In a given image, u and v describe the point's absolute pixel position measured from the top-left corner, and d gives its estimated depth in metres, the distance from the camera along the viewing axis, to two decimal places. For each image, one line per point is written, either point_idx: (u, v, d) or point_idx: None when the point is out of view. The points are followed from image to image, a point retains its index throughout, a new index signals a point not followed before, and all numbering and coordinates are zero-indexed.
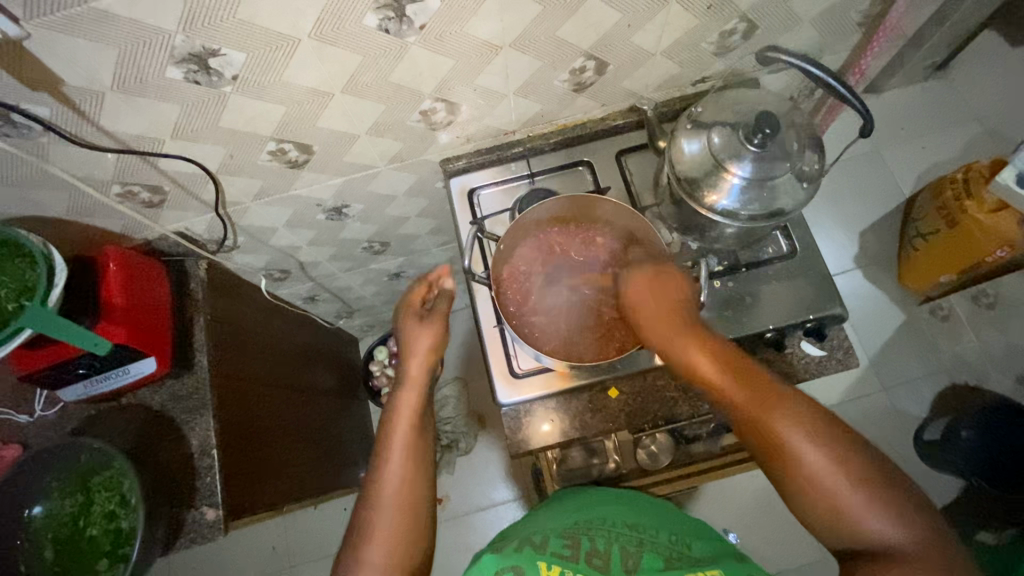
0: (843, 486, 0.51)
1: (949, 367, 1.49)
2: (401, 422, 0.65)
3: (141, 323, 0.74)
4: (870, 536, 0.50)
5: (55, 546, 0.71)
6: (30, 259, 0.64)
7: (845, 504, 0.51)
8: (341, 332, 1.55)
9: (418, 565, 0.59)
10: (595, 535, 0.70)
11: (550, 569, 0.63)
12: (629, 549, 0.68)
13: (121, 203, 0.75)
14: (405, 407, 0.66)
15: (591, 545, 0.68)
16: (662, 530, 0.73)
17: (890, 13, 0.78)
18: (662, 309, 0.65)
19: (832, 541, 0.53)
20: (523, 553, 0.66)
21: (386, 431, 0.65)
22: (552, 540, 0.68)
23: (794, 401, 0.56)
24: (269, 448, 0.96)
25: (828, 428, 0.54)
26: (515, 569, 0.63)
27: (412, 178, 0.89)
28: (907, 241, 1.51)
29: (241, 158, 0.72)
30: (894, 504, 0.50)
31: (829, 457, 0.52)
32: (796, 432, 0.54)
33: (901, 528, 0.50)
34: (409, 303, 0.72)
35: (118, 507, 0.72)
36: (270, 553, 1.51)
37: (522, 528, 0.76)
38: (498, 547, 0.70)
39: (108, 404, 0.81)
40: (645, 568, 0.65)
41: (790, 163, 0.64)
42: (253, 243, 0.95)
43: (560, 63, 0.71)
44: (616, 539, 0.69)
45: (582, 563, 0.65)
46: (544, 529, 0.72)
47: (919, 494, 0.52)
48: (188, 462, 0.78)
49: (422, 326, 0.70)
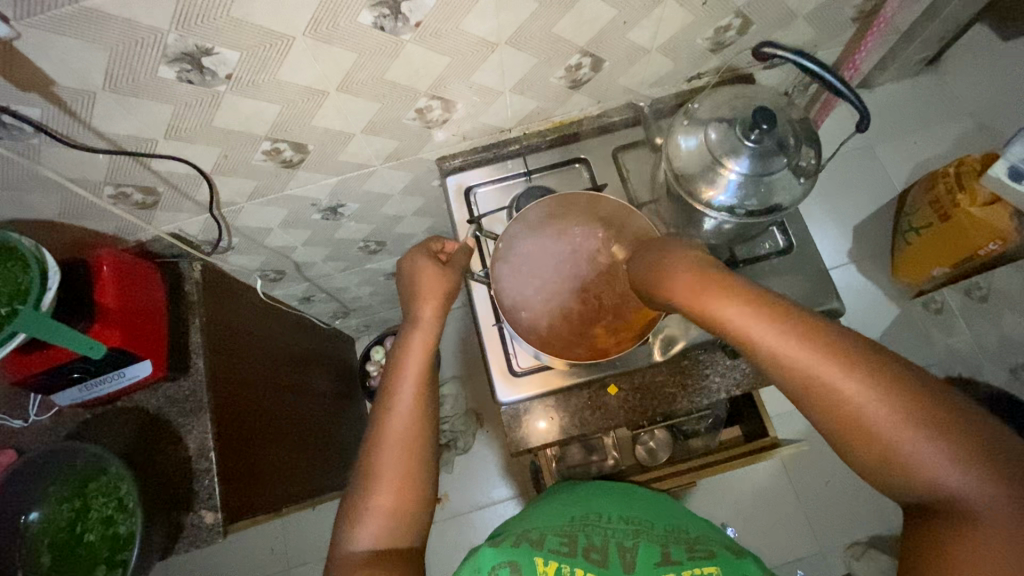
0: (885, 420, 0.43)
1: (943, 359, 1.51)
2: (411, 364, 0.65)
3: (136, 326, 0.74)
4: (940, 489, 0.42)
5: (52, 552, 0.70)
6: (22, 263, 0.63)
7: (898, 448, 0.43)
8: (337, 333, 1.54)
9: (422, 511, 0.59)
10: (591, 531, 0.68)
11: (547, 564, 0.61)
12: (626, 543, 0.66)
13: (114, 205, 0.74)
14: (415, 351, 0.66)
15: (587, 539, 0.66)
16: (658, 525, 0.71)
17: (883, 9, 0.78)
18: (663, 265, 0.58)
19: (892, 492, 0.45)
20: (519, 548, 0.64)
21: (394, 374, 0.65)
22: (549, 537, 0.66)
23: (822, 332, 0.48)
24: (266, 450, 0.96)
25: (870, 359, 0.45)
26: (512, 564, 0.60)
27: (408, 177, 0.88)
28: (900, 235, 1.52)
29: (236, 158, 0.71)
30: (962, 444, 0.41)
31: (868, 390, 0.44)
32: (827, 367, 0.46)
33: (967, 470, 0.41)
34: (423, 255, 0.72)
35: (116, 512, 0.71)
36: (269, 555, 1.51)
37: (515, 526, 0.74)
38: (494, 542, 0.67)
39: (103, 408, 0.80)
40: (642, 561, 0.63)
41: (787, 159, 0.65)
42: (248, 244, 0.94)
43: (556, 60, 0.71)
44: (612, 535, 0.68)
45: (580, 556, 0.63)
46: (540, 528, 0.70)
47: (995, 425, 0.42)
48: (185, 466, 0.77)
49: (433, 272, 0.70)
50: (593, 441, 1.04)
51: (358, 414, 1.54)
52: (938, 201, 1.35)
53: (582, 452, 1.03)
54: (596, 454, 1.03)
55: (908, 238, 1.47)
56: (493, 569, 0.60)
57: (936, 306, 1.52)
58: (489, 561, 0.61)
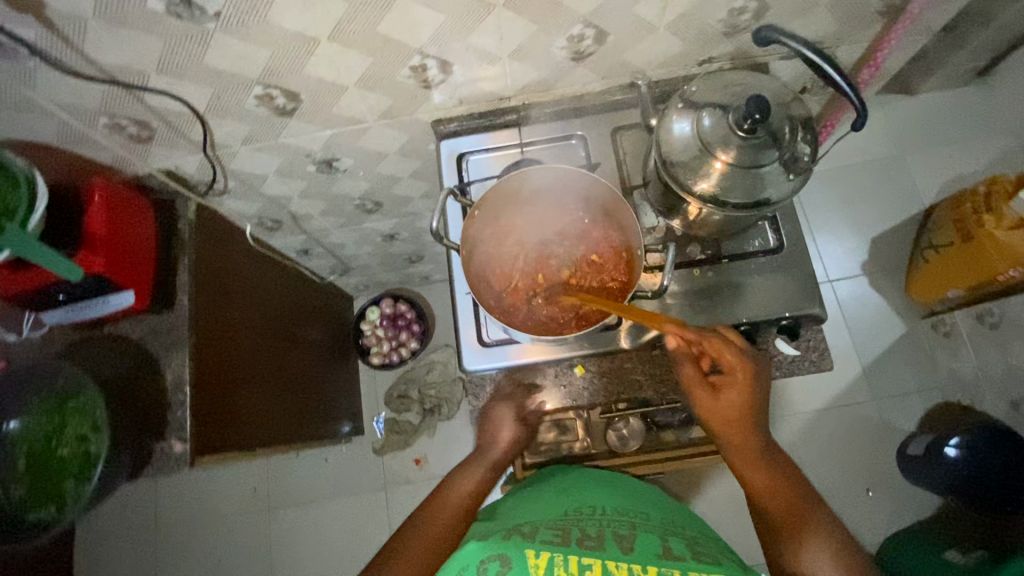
0: None
1: (944, 383, 1.46)
2: (456, 506, 0.74)
3: (125, 256, 0.76)
4: None
5: (28, 459, 0.71)
6: (13, 182, 0.64)
7: None
8: (336, 289, 1.56)
9: None
10: (586, 526, 0.70)
11: (538, 558, 0.61)
12: (623, 535, 0.68)
13: (110, 135, 0.76)
14: (459, 494, 0.75)
15: (581, 533, 0.68)
16: (652, 520, 0.74)
17: (913, 7, 0.74)
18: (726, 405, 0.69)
19: None
20: (511, 542, 0.64)
21: (434, 505, 0.73)
22: (541, 533, 0.67)
23: (823, 522, 0.66)
24: (242, 394, 0.99)
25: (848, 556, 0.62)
26: (501, 559, 0.61)
27: (403, 137, 0.88)
28: (920, 252, 1.47)
29: (228, 100, 0.72)
30: None
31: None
32: (816, 550, 0.63)
33: None
34: (506, 405, 0.79)
35: (89, 431, 0.75)
36: (251, 493, 1.57)
37: (505, 519, 0.76)
38: (484, 534, 0.68)
39: (94, 331, 0.83)
40: (642, 549, 0.64)
41: (780, 152, 0.62)
42: (244, 189, 0.95)
43: (558, 28, 0.69)
44: (608, 528, 0.70)
45: (573, 547, 0.64)
46: (532, 523, 0.71)
47: None
48: (163, 396, 0.80)
49: (507, 420, 0.79)
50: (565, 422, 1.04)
51: (349, 371, 1.57)
52: (962, 220, 1.29)
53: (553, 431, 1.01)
54: (567, 434, 1.04)
55: (927, 256, 1.42)
56: (482, 562, 0.61)
57: (945, 329, 1.47)
58: (476, 554, 0.62)
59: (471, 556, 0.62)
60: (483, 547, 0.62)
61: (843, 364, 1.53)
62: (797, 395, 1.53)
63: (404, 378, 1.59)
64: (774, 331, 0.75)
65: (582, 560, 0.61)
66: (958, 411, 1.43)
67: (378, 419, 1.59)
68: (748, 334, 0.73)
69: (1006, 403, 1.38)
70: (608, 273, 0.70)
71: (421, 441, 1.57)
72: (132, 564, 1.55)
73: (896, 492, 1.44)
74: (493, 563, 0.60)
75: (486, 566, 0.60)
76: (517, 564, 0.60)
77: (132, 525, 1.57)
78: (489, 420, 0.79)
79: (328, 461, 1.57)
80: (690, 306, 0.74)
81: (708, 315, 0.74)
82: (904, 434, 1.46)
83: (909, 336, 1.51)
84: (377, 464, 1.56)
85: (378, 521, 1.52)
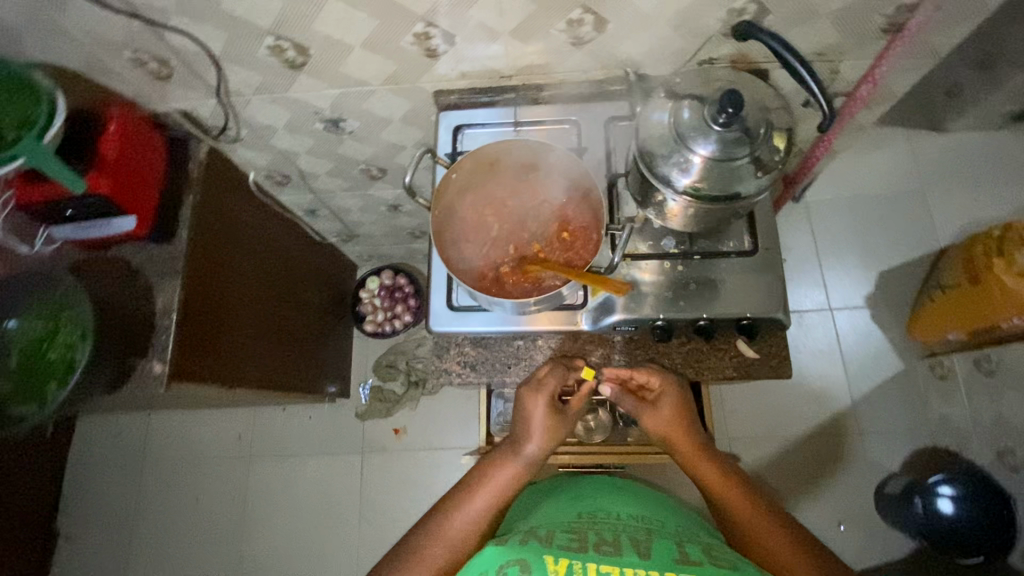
0: None
1: (934, 427, 1.44)
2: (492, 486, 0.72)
3: (130, 182, 0.81)
4: None
5: (19, 357, 0.80)
6: (37, 97, 0.70)
7: None
8: (340, 255, 1.61)
9: None
10: (600, 530, 0.70)
11: (557, 563, 0.61)
12: (639, 539, 0.68)
13: (133, 68, 0.81)
14: (500, 477, 0.73)
15: (597, 538, 0.68)
16: (667, 524, 0.74)
17: (920, 30, 0.74)
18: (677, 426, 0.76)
19: None
20: (528, 547, 0.64)
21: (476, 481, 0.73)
22: (557, 538, 0.68)
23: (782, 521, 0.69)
24: (234, 334, 1.05)
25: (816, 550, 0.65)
26: (520, 563, 0.61)
27: (407, 105, 0.91)
28: (927, 291, 1.44)
29: (241, 47, 0.76)
30: None
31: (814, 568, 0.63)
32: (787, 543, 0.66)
33: None
34: (563, 371, 0.75)
35: (77, 340, 0.80)
36: (235, 440, 1.63)
37: (520, 526, 0.76)
38: (502, 540, 0.68)
39: (97, 253, 0.89)
40: (658, 554, 0.64)
41: (753, 149, 0.63)
42: (254, 139, 1.00)
43: (558, 9, 0.71)
44: (623, 532, 0.70)
45: (590, 552, 0.64)
46: (548, 527, 0.72)
47: None
48: (149, 319, 0.86)
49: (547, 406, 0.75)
50: None
51: (343, 335, 1.62)
52: (972, 262, 1.26)
53: None
54: None
55: (933, 295, 1.39)
56: (502, 566, 0.61)
57: (942, 372, 1.45)
58: (496, 559, 0.62)
59: (491, 561, 0.62)
60: (503, 552, 0.63)
61: (833, 394, 1.51)
62: (781, 419, 1.51)
63: (394, 349, 1.63)
64: (733, 331, 0.76)
65: (600, 566, 0.61)
66: (943, 455, 1.41)
67: (363, 386, 1.63)
68: (707, 330, 0.74)
69: (992, 452, 1.38)
70: (576, 250, 0.71)
71: (402, 412, 1.61)
72: (117, 490, 1.62)
73: (871, 531, 1.41)
74: (512, 568, 0.60)
75: (505, 571, 0.60)
76: (536, 568, 0.60)
77: (121, 453, 1.65)
78: (529, 403, 0.75)
79: (312, 419, 1.62)
80: (657, 296, 0.75)
81: (673, 308, 0.74)
82: (885, 473, 1.43)
83: (904, 375, 1.48)
84: (358, 429, 1.61)
85: (351, 483, 1.57)
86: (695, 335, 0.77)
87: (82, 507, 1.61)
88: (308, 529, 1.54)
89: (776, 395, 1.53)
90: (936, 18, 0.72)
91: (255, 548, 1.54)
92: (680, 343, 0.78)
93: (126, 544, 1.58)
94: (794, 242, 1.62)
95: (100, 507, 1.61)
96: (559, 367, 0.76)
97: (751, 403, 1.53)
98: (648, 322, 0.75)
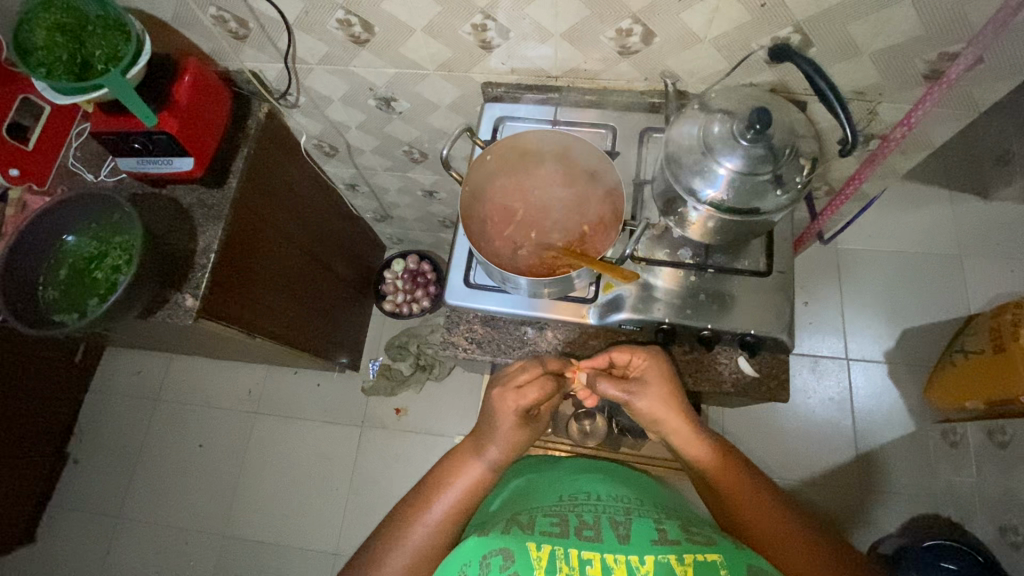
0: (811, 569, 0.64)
1: (938, 495, 1.40)
2: (463, 488, 0.74)
3: (193, 126, 0.87)
4: None
5: (71, 271, 0.88)
6: (127, 37, 0.77)
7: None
8: (372, 233, 1.67)
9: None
10: (581, 512, 0.72)
11: (540, 550, 0.63)
12: (618, 519, 0.70)
13: (214, 26, 0.88)
14: (469, 481, 0.74)
15: (578, 520, 0.69)
16: (647, 504, 0.76)
17: (961, 81, 0.76)
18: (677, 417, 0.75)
19: None
20: (510, 535, 0.65)
21: (442, 485, 0.74)
22: (539, 522, 0.69)
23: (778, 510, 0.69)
24: (262, 285, 1.10)
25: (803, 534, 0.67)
26: (503, 552, 0.62)
27: (456, 92, 0.96)
28: (949, 354, 1.41)
29: (314, 17, 0.83)
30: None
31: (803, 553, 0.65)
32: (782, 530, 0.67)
33: None
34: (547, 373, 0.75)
35: (123, 264, 0.86)
36: (245, 395, 1.69)
37: (503, 513, 0.77)
38: (485, 530, 0.70)
39: (153, 190, 0.97)
40: (637, 535, 0.66)
41: (776, 168, 0.65)
42: (312, 107, 1.07)
43: (609, 18, 0.75)
44: (604, 513, 0.72)
45: (571, 537, 0.66)
46: (529, 511, 0.73)
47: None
48: (191, 257, 0.92)
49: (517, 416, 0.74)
50: None
51: (362, 310, 1.67)
52: (998, 329, 1.24)
53: None
54: None
55: (955, 359, 1.36)
56: (484, 557, 0.62)
57: (955, 439, 1.42)
58: (479, 551, 0.63)
59: (472, 553, 0.63)
60: (484, 543, 0.64)
61: (838, 444, 1.48)
62: (780, 460, 1.49)
63: (408, 332, 1.67)
64: (737, 347, 0.78)
65: (582, 552, 0.63)
66: (946, 525, 1.37)
67: (374, 361, 1.69)
68: (709, 340, 0.76)
69: (995, 527, 1.34)
70: (592, 242, 0.75)
71: (406, 393, 1.64)
72: (129, 423, 1.70)
73: None
74: (495, 559, 0.61)
75: (489, 561, 0.62)
76: (520, 557, 0.61)
77: (139, 389, 1.73)
78: (509, 402, 0.73)
79: (320, 386, 1.68)
80: (664, 303, 0.77)
81: (680, 315, 0.76)
82: (880, 532, 1.40)
83: (915, 437, 1.45)
84: (362, 403, 1.65)
85: (347, 454, 1.61)
86: (698, 344, 0.79)
87: (95, 433, 1.70)
88: (299, 492, 1.58)
89: (779, 436, 1.51)
90: (977, 73, 0.74)
91: (247, 500, 1.59)
92: (681, 349, 0.79)
93: (129, 475, 1.65)
94: (819, 286, 1.60)
95: (111, 436, 1.69)
96: (539, 379, 0.73)
97: (751, 440, 1.51)
98: (654, 324, 0.77)
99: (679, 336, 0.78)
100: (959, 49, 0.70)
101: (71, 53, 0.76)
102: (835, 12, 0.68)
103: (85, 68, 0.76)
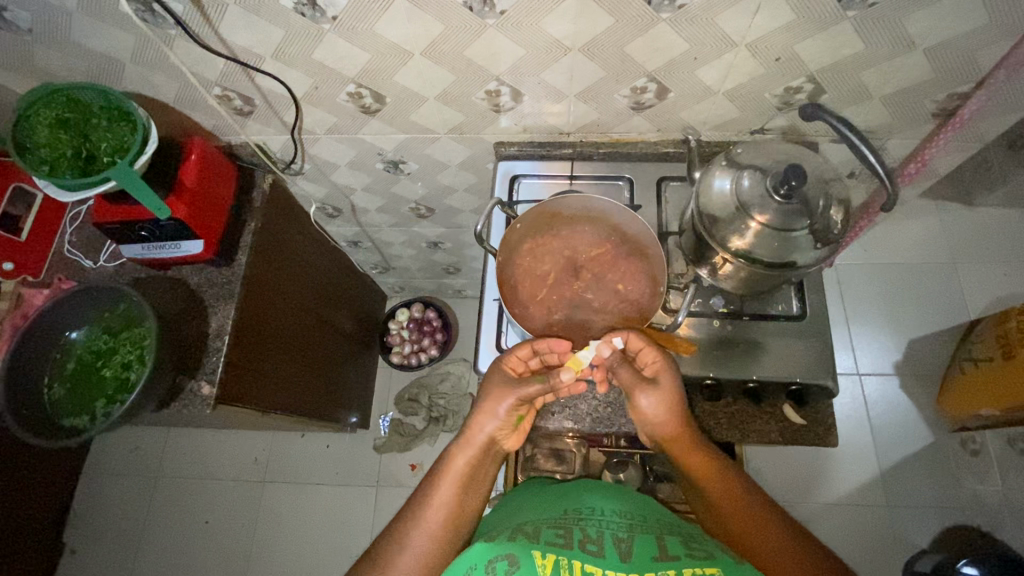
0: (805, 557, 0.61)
1: (965, 505, 1.40)
2: (449, 477, 0.69)
3: (202, 207, 0.84)
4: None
5: (76, 366, 0.83)
6: (133, 126, 0.75)
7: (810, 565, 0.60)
8: (373, 285, 1.64)
9: None
10: (585, 525, 0.70)
11: (544, 558, 0.61)
12: (621, 536, 0.68)
13: (219, 104, 0.86)
14: (456, 466, 0.69)
15: (582, 533, 0.67)
16: (651, 520, 0.73)
17: (963, 110, 0.79)
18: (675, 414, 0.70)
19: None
20: (517, 542, 0.64)
21: (433, 478, 0.69)
22: (544, 532, 0.67)
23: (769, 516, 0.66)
24: (272, 357, 1.06)
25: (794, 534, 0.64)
26: (509, 558, 0.61)
27: (466, 152, 0.96)
28: (958, 361, 1.35)
29: (324, 92, 0.81)
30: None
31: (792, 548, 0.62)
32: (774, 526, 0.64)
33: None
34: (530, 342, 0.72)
35: (134, 360, 0.82)
36: (251, 464, 1.62)
37: (504, 520, 0.74)
38: (491, 537, 0.68)
39: (158, 272, 0.93)
40: (639, 553, 0.64)
41: (811, 221, 0.66)
42: (317, 173, 1.05)
43: (624, 78, 0.75)
44: (606, 530, 0.69)
45: (575, 549, 0.64)
46: (534, 520, 0.71)
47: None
48: (203, 340, 0.88)
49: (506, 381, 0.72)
50: (564, 450, 1.04)
51: (368, 363, 1.63)
52: (1005, 337, 1.16)
53: (549, 459, 1.02)
54: (563, 464, 1.02)
55: (965, 367, 1.30)
56: (490, 561, 0.61)
57: (974, 447, 1.42)
58: (484, 556, 0.62)
59: (478, 558, 0.62)
60: (490, 548, 0.63)
61: (858, 463, 1.49)
62: (803, 483, 1.50)
63: (418, 383, 1.65)
64: (783, 396, 0.77)
65: (585, 565, 0.61)
66: (977, 536, 1.36)
67: (384, 417, 1.65)
68: (757, 392, 0.75)
69: None
70: (630, 303, 0.75)
71: (421, 447, 1.60)
72: (129, 506, 1.61)
73: None
74: (500, 563, 0.60)
75: (495, 565, 0.61)
76: (523, 563, 0.60)
77: (138, 468, 1.64)
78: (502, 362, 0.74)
79: (330, 447, 1.62)
80: (705, 355, 0.77)
81: (723, 367, 0.76)
82: (912, 547, 1.41)
83: (935, 448, 1.45)
84: (374, 461, 1.60)
85: (363, 516, 1.54)
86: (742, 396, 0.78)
87: (93, 519, 1.60)
88: (314, 562, 1.50)
89: (800, 459, 1.52)
90: (980, 101, 0.77)
91: None
92: (722, 398, 0.78)
93: (131, 563, 1.55)
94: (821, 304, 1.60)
95: (111, 522, 1.59)
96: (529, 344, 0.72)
97: (772, 467, 1.51)
98: (696, 379, 0.76)
99: (722, 389, 0.76)
100: (968, 89, 0.75)
101: (76, 148, 0.74)
102: (849, 62, 0.70)
103: (90, 161, 0.74)
